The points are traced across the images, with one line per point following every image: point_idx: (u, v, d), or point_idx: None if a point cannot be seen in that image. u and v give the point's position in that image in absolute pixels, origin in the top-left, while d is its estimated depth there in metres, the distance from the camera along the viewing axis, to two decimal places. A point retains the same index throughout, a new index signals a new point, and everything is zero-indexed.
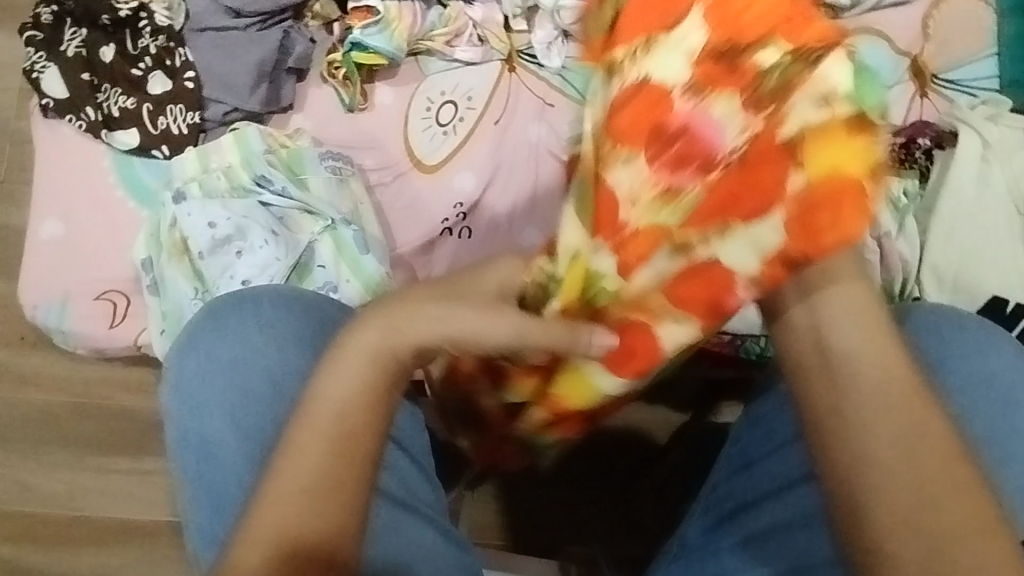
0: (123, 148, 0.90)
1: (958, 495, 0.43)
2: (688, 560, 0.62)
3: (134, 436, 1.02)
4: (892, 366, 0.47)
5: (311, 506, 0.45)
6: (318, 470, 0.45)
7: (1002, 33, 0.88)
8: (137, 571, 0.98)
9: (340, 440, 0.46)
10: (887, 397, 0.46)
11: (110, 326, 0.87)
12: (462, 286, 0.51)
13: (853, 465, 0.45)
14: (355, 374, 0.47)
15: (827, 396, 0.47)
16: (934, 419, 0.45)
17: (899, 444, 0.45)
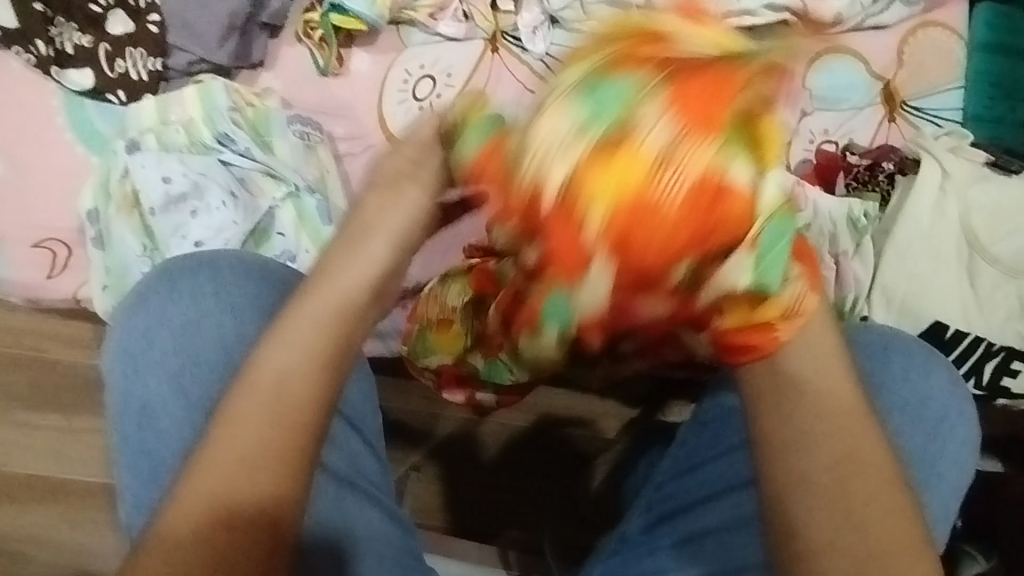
0: (75, 89, 0.85)
1: (889, 523, 0.45)
2: (625, 556, 0.63)
3: (69, 392, 0.97)
4: (838, 385, 0.47)
5: (246, 475, 0.44)
6: (256, 438, 0.44)
7: (971, 67, 0.91)
8: (66, 530, 0.95)
9: (279, 410, 0.45)
10: (832, 417, 0.47)
11: (48, 276, 0.83)
12: (378, 228, 0.50)
13: (793, 484, 0.46)
14: (300, 345, 0.47)
15: (773, 416, 0.47)
16: (872, 443, 0.47)
17: (838, 466, 0.46)
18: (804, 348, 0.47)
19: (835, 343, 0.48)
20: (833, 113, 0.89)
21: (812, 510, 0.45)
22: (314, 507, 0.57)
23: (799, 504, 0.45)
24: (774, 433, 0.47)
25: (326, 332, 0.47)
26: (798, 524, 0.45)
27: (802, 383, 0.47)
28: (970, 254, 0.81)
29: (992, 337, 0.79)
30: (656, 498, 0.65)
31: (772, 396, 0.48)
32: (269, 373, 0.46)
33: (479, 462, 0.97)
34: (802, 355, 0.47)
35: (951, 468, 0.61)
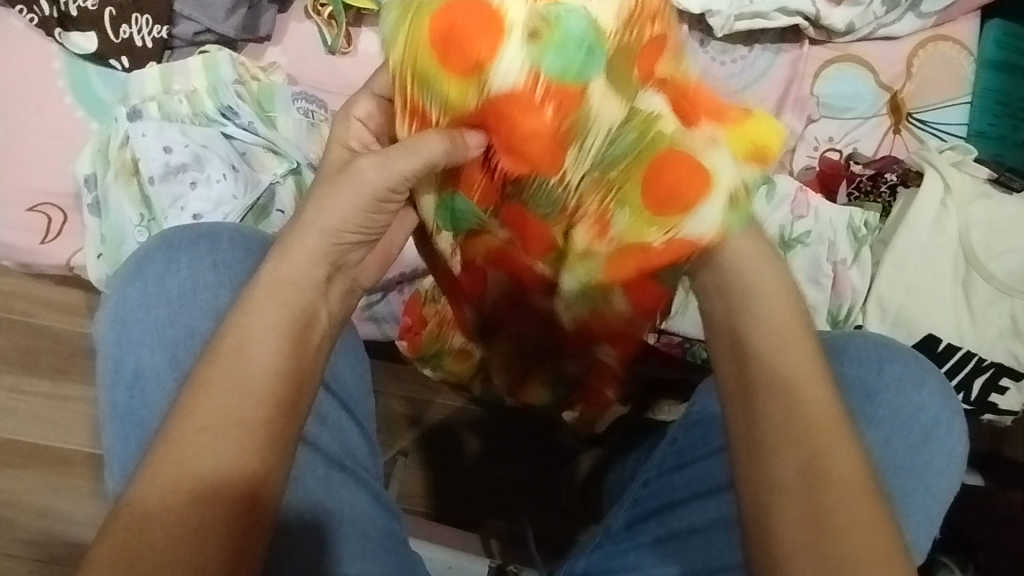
0: (78, 52, 0.84)
1: (859, 529, 0.44)
2: (609, 549, 0.64)
3: (58, 359, 0.96)
4: (811, 386, 0.48)
5: (212, 443, 0.44)
6: (223, 407, 0.44)
7: (978, 83, 0.91)
8: (48, 496, 0.95)
9: (250, 381, 0.45)
10: (806, 419, 0.47)
11: (41, 241, 0.82)
12: (342, 179, 0.50)
13: (766, 484, 0.46)
14: (272, 316, 0.47)
15: (744, 415, 0.49)
16: (846, 449, 0.46)
17: (809, 469, 0.46)
18: (771, 349, 0.49)
19: (807, 348, 0.50)
20: (839, 121, 0.90)
21: (784, 513, 0.45)
22: (299, 483, 0.56)
23: (773, 505, 0.45)
24: (749, 433, 0.48)
25: (281, 304, 0.47)
26: (769, 523, 0.45)
27: (771, 381, 0.48)
28: (966, 269, 0.81)
29: (984, 353, 0.79)
30: (643, 495, 0.65)
31: (742, 396, 0.49)
32: (235, 342, 0.46)
33: (466, 451, 0.97)
34: (770, 358, 0.49)
35: (936, 480, 0.61)
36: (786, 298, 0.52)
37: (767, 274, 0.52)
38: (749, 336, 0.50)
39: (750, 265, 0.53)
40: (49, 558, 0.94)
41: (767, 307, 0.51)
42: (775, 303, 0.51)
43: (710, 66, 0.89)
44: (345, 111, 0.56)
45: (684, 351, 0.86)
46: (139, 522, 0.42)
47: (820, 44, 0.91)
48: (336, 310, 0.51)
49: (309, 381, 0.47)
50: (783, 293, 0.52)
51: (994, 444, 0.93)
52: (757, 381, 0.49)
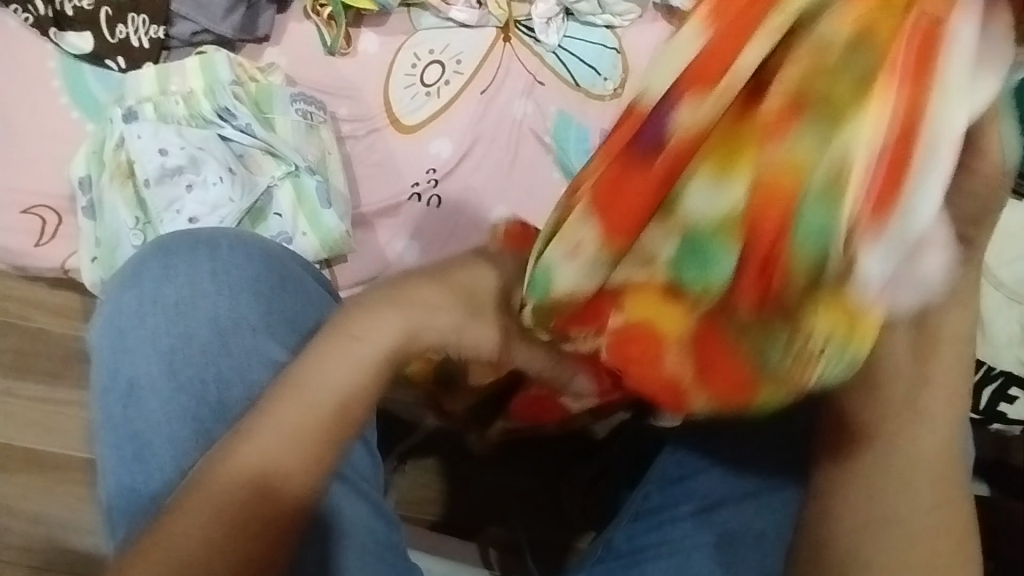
0: (73, 52, 0.82)
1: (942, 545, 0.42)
2: (611, 564, 0.62)
3: (52, 361, 0.95)
4: (946, 429, 0.42)
5: (276, 480, 0.42)
6: (290, 444, 0.42)
7: None
8: (41, 502, 0.94)
9: (328, 423, 0.43)
10: (931, 462, 0.42)
11: (35, 243, 0.80)
12: (451, 277, 0.48)
13: (882, 523, 0.43)
14: (355, 362, 0.45)
15: (876, 428, 0.43)
16: (955, 476, 0.43)
17: (937, 510, 0.42)
18: (924, 386, 0.42)
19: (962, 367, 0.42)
20: None
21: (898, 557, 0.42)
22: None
23: (871, 543, 0.43)
24: (875, 469, 0.43)
25: (364, 356, 0.45)
26: (866, 554, 0.43)
27: (921, 427, 0.42)
28: (975, 275, 0.80)
29: (989, 360, 0.78)
30: (644, 508, 0.64)
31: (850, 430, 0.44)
32: (313, 380, 0.44)
33: (465, 457, 0.96)
34: (933, 380, 0.42)
35: None
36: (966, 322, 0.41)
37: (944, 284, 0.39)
38: (932, 340, 0.41)
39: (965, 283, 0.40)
40: (43, 564, 0.93)
41: (952, 328, 0.41)
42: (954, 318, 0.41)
43: None
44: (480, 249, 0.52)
45: None
46: (180, 548, 0.39)
47: None
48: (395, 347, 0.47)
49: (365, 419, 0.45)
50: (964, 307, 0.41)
51: (999, 452, 0.92)
52: (859, 419, 0.43)
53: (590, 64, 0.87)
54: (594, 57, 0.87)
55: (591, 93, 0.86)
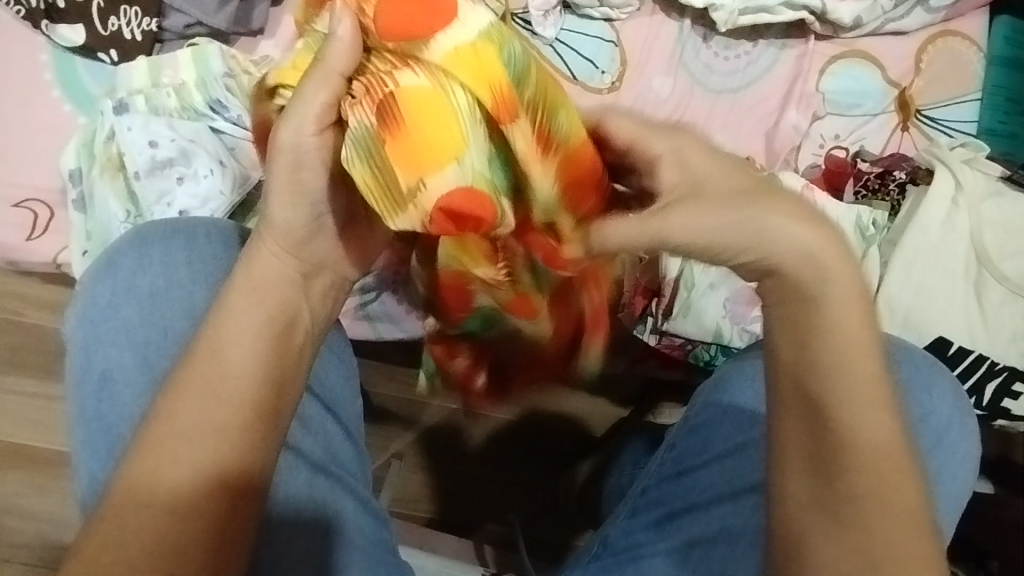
0: (65, 45, 0.82)
1: (905, 550, 0.42)
2: (607, 561, 0.61)
3: (44, 356, 0.94)
4: (879, 417, 0.43)
5: (188, 452, 0.41)
6: (200, 414, 0.42)
7: (988, 79, 0.89)
8: (32, 498, 0.93)
9: (237, 391, 0.43)
10: (871, 446, 0.43)
11: (27, 237, 0.80)
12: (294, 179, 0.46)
13: (810, 505, 0.43)
14: (252, 325, 0.44)
15: (804, 432, 0.43)
16: (906, 478, 0.43)
17: (875, 495, 0.42)
18: (840, 370, 0.42)
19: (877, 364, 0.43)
20: (845, 118, 0.87)
21: (830, 540, 0.43)
22: (276, 485, 0.54)
23: (807, 527, 0.43)
24: (818, 451, 0.43)
25: (265, 311, 0.45)
26: (805, 542, 0.43)
27: (849, 421, 0.43)
28: (978, 269, 0.78)
29: (997, 357, 0.76)
30: (641, 503, 0.63)
31: (803, 414, 0.43)
32: (214, 343, 0.44)
33: (461, 454, 0.95)
34: (841, 371, 0.42)
35: (950, 487, 0.60)
36: (860, 310, 0.42)
37: (841, 287, 0.42)
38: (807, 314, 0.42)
39: (825, 306, 0.42)
40: (34, 562, 0.92)
41: (845, 319, 0.42)
42: (845, 314, 0.42)
43: (713, 61, 0.87)
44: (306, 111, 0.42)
45: (686, 353, 0.80)
46: (114, 535, 0.40)
47: (827, 39, 0.88)
48: (318, 309, 0.48)
49: (290, 382, 0.45)
50: (861, 304, 0.42)
51: (1003, 450, 0.91)
52: (824, 397, 0.43)
53: (588, 56, 0.85)
54: (593, 50, 0.86)
55: (588, 87, 0.85)
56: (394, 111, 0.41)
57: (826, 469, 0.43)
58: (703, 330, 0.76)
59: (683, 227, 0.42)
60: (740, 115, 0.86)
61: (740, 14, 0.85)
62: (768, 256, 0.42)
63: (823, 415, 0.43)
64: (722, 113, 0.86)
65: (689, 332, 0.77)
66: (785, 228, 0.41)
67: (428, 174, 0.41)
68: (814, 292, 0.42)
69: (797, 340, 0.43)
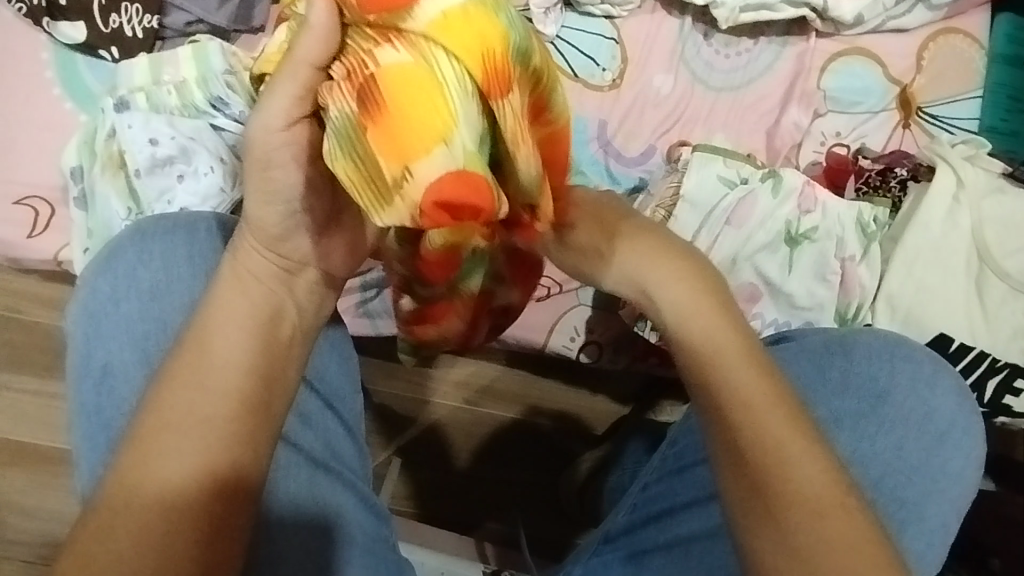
0: (66, 42, 0.82)
1: (843, 542, 0.40)
2: (607, 557, 0.61)
3: (45, 354, 0.94)
4: (781, 409, 0.43)
5: (176, 445, 0.41)
6: (190, 407, 0.42)
7: (989, 77, 0.88)
8: (33, 496, 0.93)
9: (228, 384, 0.42)
10: (775, 438, 0.42)
11: (28, 235, 0.80)
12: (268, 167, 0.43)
13: (750, 507, 0.42)
14: (243, 320, 0.44)
15: (720, 439, 0.44)
16: (823, 463, 0.42)
17: (798, 486, 0.41)
18: (731, 370, 0.45)
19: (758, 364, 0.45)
20: (847, 116, 0.87)
21: (774, 542, 0.41)
22: (272, 484, 0.54)
23: (752, 530, 0.41)
24: (736, 456, 0.43)
25: (250, 306, 0.44)
26: (750, 549, 0.41)
27: (755, 417, 0.43)
28: (979, 265, 0.78)
29: (998, 354, 0.76)
30: (642, 499, 0.63)
31: (717, 421, 0.44)
32: (203, 336, 0.43)
33: (462, 452, 0.95)
34: (731, 370, 0.44)
35: (952, 484, 0.59)
36: (724, 312, 0.47)
37: (688, 291, 0.48)
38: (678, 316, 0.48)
39: (699, 315, 0.47)
40: (36, 558, 0.92)
41: (706, 324, 0.47)
42: (698, 318, 0.47)
43: (714, 59, 0.86)
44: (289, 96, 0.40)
45: None
46: (98, 529, 0.39)
47: (828, 36, 0.88)
48: (305, 304, 0.48)
49: (280, 378, 0.45)
50: (716, 302, 0.48)
51: (1005, 448, 0.90)
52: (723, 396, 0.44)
53: (588, 54, 0.85)
54: (594, 47, 0.85)
55: (589, 84, 0.85)
56: (375, 95, 0.38)
57: (745, 472, 0.42)
58: None
59: (628, 266, 0.50)
60: (741, 113, 0.86)
61: (741, 11, 0.84)
62: (650, 281, 0.49)
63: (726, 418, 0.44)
64: (723, 110, 0.86)
65: None
66: (652, 263, 0.49)
67: (414, 160, 0.39)
68: (670, 299, 0.48)
69: (689, 355, 0.46)
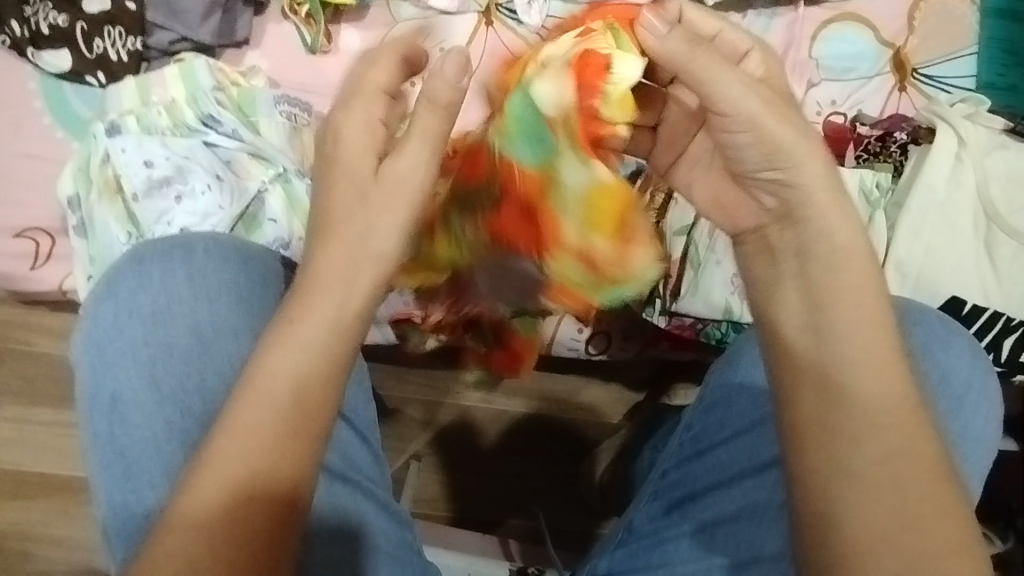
0: (53, 71, 0.82)
1: (938, 520, 0.40)
2: (633, 546, 0.61)
3: (56, 384, 0.95)
4: (893, 382, 0.43)
5: (242, 484, 0.40)
6: (258, 447, 0.40)
7: (983, 32, 0.87)
8: (57, 525, 0.94)
9: (288, 418, 0.41)
10: (882, 410, 0.42)
11: (32, 267, 0.80)
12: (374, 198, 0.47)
13: (833, 477, 0.41)
14: (302, 347, 0.43)
15: (817, 405, 0.43)
16: (927, 442, 0.42)
17: (888, 462, 0.41)
18: (851, 337, 0.44)
19: (888, 331, 0.44)
20: (841, 83, 0.86)
21: (862, 509, 0.40)
22: (313, 502, 0.54)
23: (840, 494, 0.41)
24: (832, 422, 0.42)
25: (329, 326, 0.44)
26: (837, 513, 0.40)
27: (860, 386, 0.43)
28: (987, 224, 0.77)
29: (1012, 312, 0.75)
30: (663, 486, 0.63)
31: (817, 387, 0.44)
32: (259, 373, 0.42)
33: (479, 451, 0.95)
34: (846, 340, 0.44)
35: (974, 448, 0.59)
36: (862, 270, 0.46)
37: (856, 257, 0.46)
38: (829, 269, 0.46)
39: (845, 265, 0.46)
40: None
41: (851, 290, 0.45)
42: (844, 283, 0.45)
43: None
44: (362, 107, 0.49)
45: (697, 332, 0.79)
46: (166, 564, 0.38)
47: (817, 4, 0.87)
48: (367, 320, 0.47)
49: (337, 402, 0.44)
50: (862, 258, 0.46)
51: None
52: (839, 361, 0.44)
53: None
54: None
55: None
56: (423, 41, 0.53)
57: (847, 443, 0.42)
58: (712, 309, 0.75)
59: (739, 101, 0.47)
60: None
61: None
62: (791, 173, 0.47)
63: (832, 383, 0.43)
64: None
65: (698, 310, 0.75)
66: (812, 194, 0.47)
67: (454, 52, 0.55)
68: (814, 246, 0.47)
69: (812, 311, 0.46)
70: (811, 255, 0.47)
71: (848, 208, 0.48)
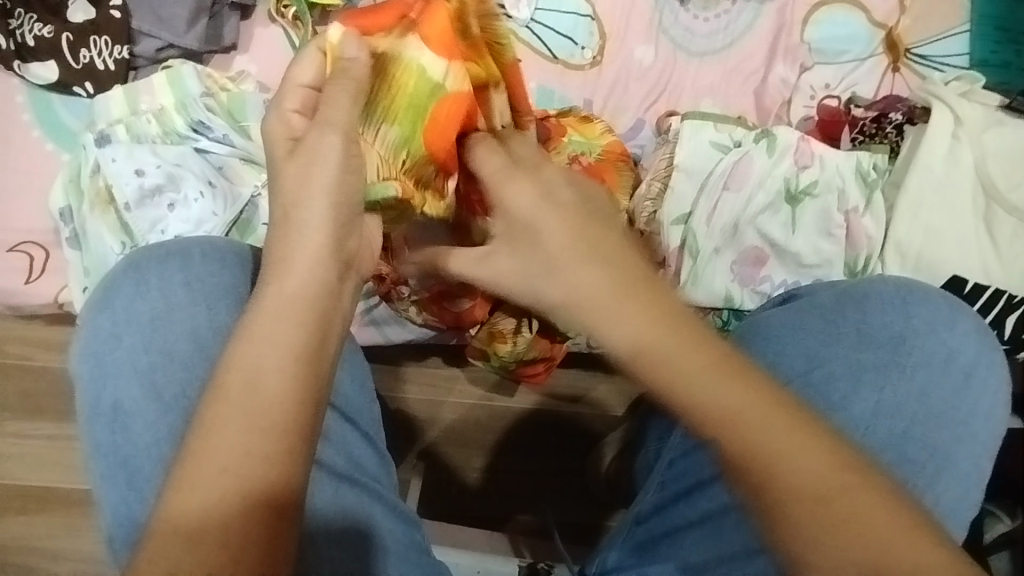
0: (40, 83, 0.81)
1: (873, 516, 0.41)
2: (643, 538, 0.61)
3: (55, 398, 0.94)
4: (767, 420, 0.43)
5: (234, 486, 0.39)
6: (244, 448, 0.39)
7: (975, 9, 0.86)
8: (64, 540, 0.93)
9: (271, 413, 0.40)
10: (777, 450, 0.42)
11: (26, 281, 0.79)
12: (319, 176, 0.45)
13: (769, 520, 0.42)
14: (283, 342, 0.42)
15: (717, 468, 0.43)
16: (828, 454, 0.42)
17: (802, 493, 0.42)
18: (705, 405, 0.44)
19: (727, 383, 0.44)
20: (834, 66, 0.86)
21: (806, 541, 0.41)
22: (309, 501, 0.54)
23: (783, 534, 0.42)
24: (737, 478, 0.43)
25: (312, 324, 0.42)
26: (789, 548, 0.41)
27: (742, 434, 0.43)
28: (986, 202, 0.77)
29: (1015, 289, 0.75)
30: (669, 477, 0.62)
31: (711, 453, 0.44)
32: (244, 372, 0.41)
33: (484, 447, 0.95)
34: (707, 404, 0.43)
35: (983, 425, 0.58)
36: (686, 335, 0.46)
37: (659, 330, 0.45)
38: (650, 358, 0.45)
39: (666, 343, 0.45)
40: None
41: (681, 362, 0.44)
42: (676, 359, 0.45)
43: (692, 24, 0.84)
44: (276, 103, 0.49)
45: None
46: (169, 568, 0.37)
47: None
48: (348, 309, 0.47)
49: (325, 401, 0.43)
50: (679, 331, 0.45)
51: None
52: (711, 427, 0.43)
53: (566, 35, 0.84)
54: (571, 27, 0.84)
55: (570, 65, 0.84)
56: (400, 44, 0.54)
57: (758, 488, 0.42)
58: (714, 297, 0.76)
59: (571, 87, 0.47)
60: (728, 76, 0.85)
61: None
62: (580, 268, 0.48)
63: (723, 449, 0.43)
64: (709, 74, 0.84)
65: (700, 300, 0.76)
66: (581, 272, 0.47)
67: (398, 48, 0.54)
68: (638, 339, 0.45)
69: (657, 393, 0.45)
70: (639, 345, 0.45)
71: (633, 279, 0.48)
